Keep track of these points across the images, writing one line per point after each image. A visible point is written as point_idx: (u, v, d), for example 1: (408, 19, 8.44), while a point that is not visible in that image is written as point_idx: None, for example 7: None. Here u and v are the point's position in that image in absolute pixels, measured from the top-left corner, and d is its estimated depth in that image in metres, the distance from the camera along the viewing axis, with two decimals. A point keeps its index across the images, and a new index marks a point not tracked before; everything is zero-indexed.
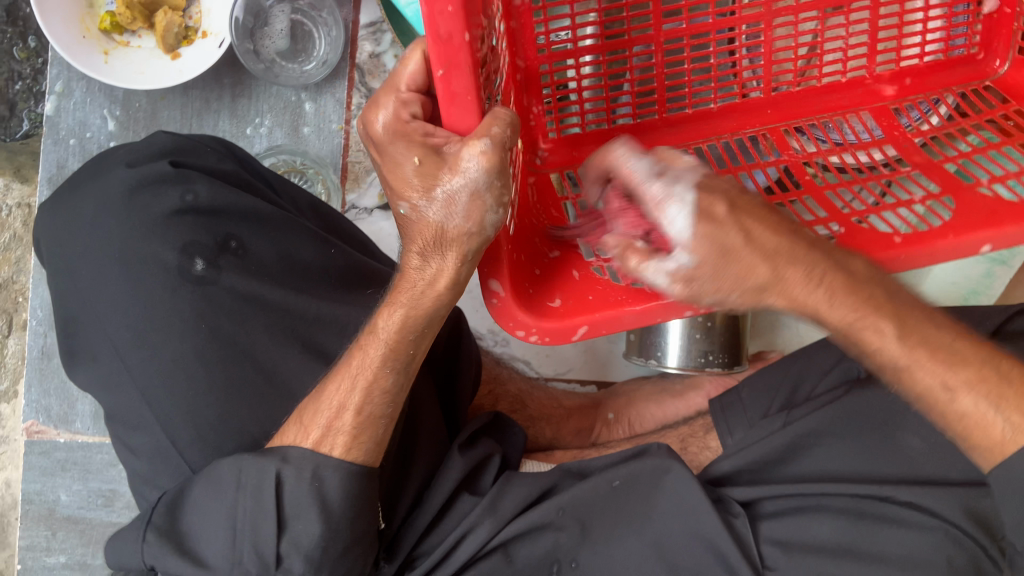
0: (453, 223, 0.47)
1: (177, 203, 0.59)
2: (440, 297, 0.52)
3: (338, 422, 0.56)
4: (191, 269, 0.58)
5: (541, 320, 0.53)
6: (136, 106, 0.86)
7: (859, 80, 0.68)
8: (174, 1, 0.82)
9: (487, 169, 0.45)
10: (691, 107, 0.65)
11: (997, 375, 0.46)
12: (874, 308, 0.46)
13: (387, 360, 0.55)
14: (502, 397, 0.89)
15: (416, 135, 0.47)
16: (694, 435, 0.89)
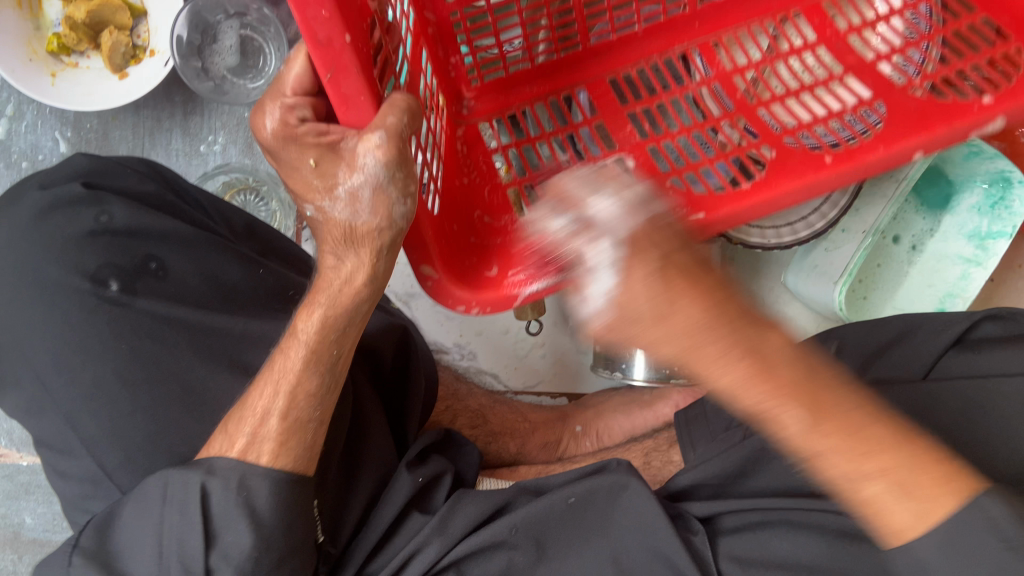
0: (365, 224, 0.47)
1: (91, 224, 0.59)
2: (357, 295, 0.52)
3: (264, 428, 0.55)
4: (106, 291, 0.58)
5: (478, 294, 0.58)
6: (87, 126, 0.85)
7: (806, 28, 0.72)
8: (120, 21, 0.81)
9: (385, 163, 0.45)
10: (616, 35, 0.71)
11: (909, 463, 0.39)
12: (778, 394, 0.38)
13: (309, 364, 0.55)
14: (461, 413, 0.88)
15: (309, 135, 0.46)
16: (657, 449, 0.87)
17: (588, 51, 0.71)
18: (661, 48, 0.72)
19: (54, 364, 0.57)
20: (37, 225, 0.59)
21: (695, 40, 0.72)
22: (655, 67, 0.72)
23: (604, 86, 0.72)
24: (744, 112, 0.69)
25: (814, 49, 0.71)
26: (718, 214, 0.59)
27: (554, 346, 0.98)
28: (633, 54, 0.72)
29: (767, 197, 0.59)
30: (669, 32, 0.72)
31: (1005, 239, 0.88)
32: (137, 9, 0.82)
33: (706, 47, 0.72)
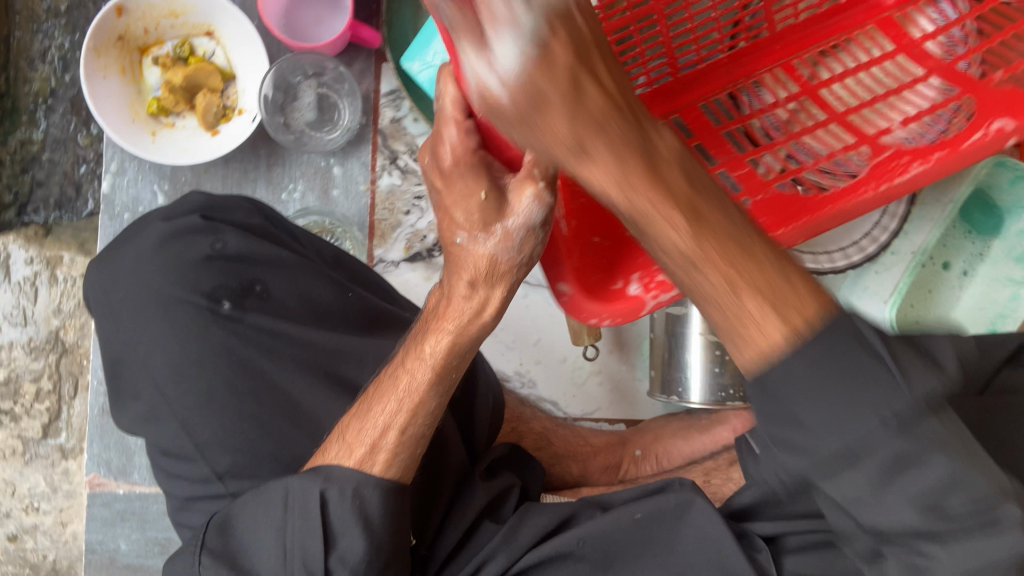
0: (510, 255, 0.53)
1: (207, 250, 0.68)
2: (484, 325, 0.58)
3: (381, 440, 0.60)
4: (219, 308, 0.67)
5: (610, 303, 0.61)
6: (181, 180, 0.94)
7: (880, 40, 0.69)
8: (213, 83, 0.90)
9: (545, 206, 0.51)
10: (703, 62, 0.71)
11: (764, 284, 0.41)
12: (662, 197, 0.40)
13: (433, 387, 0.60)
14: (526, 434, 0.93)
15: (478, 165, 0.51)
16: (717, 468, 0.91)
17: (677, 82, 0.70)
18: (745, 76, 0.71)
19: (171, 377, 0.65)
20: (156, 255, 0.69)
21: (778, 62, 0.70)
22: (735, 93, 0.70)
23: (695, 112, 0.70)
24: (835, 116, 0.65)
25: (891, 55, 0.68)
26: (822, 214, 0.57)
27: (610, 374, 1.03)
28: (719, 79, 0.71)
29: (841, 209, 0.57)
30: (749, 57, 0.71)
31: None
32: (226, 73, 0.91)
33: (788, 66, 0.70)
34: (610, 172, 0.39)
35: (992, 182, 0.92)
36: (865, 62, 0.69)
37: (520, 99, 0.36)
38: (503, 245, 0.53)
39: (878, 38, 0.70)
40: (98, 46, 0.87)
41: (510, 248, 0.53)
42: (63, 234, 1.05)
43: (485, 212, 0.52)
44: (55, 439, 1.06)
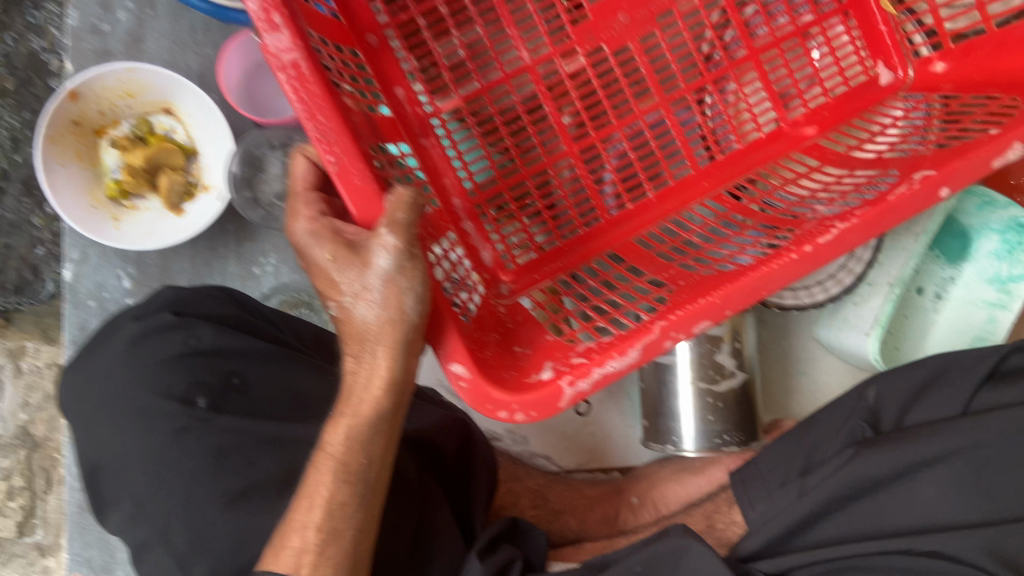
0: (377, 313, 0.55)
1: (182, 346, 0.66)
2: (377, 400, 0.57)
3: (304, 540, 0.58)
4: (194, 409, 0.64)
5: (516, 395, 0.62)
6: (149, 262, 0.91)
7: (808, 160, 0.88)
8: (173, 161, 0.88)
9: (395, 252, 0.55)
10: (632, 204, 0.86)
11: None
12: None
13: (339, 475, 0.59)
14: (522, 494, 0.92)
15: (325, 229, 0.57)
16: (719, 511, 0.89)
17: (609, 223, 0.85)
18: (677, 208, 0.86)
19: (155, 488, 0.62)
20: (132, 357, 0.66)
21: (706, 193, 0.86)
22: (673, 224, 0.85)
23: (634, 246, 0.84)
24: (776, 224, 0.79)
25: (817, 171, 0.86)
26: (743, 280, 0.64)
27: (602, 424, 1.02)
28: (651, 217, 0.85)
29: (807, 256, 0.65)
30: (682, 194, 0.86)
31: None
32: (187, 150, 0.89)
33: (719, 196, 0.86)
34: None
35: (959, 207, 0.95)
36: (793, 179, 0.86)
37: None
38: (374, 308, 0.55)
39: (806, 161, 0.88)
40: (51, 134, 0.83)
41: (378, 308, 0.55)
42: (24, 322, 1.01)
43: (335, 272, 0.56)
44: (31, 536, 1.03)
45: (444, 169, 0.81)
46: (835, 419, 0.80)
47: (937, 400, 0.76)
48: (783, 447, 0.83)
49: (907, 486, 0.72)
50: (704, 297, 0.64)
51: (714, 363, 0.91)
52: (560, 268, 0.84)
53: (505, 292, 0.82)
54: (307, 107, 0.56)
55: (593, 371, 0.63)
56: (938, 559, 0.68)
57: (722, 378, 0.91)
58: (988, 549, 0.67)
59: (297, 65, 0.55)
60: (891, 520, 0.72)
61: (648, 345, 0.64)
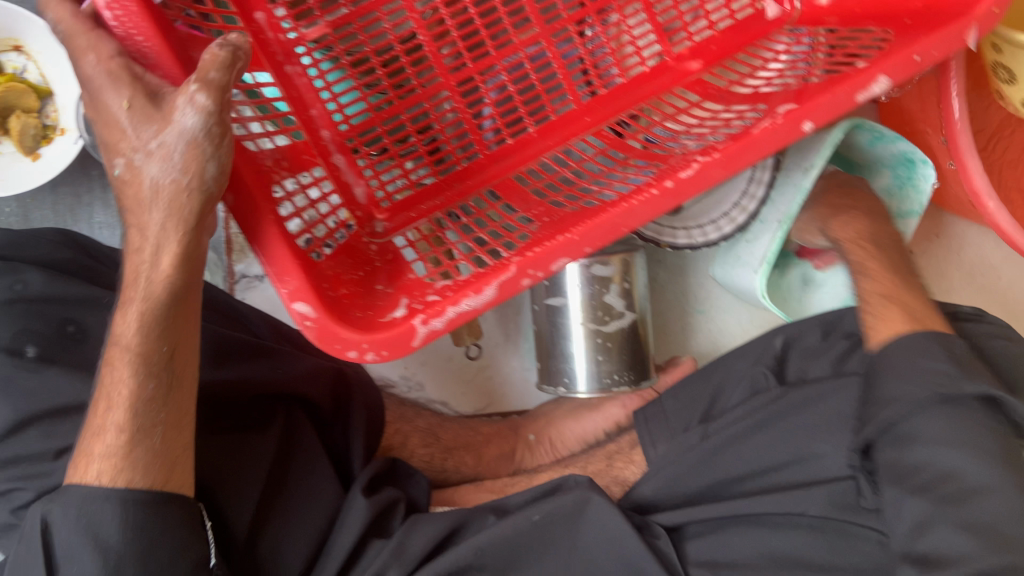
0: (170, 172, 0.52)
1: (7, 293, 0.61)
2: (168, 280, 0.55)
3: (111, 440, 0.57)
4: (23, 358, 0.59)
5: (369, 334, 0.62)
6: (5, 211, 0.86)
7: (687, 93, 0.87)
8: (27, 104, 0.83)
9: (202, 112, 0.51)
10: (512, 138, 0.85)
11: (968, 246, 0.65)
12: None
13: (138, 368, 0.57)
14: (412, 434, 0.87)
15: (124, 69, 0.53)
16: (620, 451, 0.92)
17: (488, 158, 0.84)
18: (557, 143, 0.85)
19: None
20: None
21: (586, 127, 0.85)
22: (550, 161, 0.85)
23: (512, 184, 0.84)
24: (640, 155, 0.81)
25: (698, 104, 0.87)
26: (598, 219, 0.65)
27: (499, 368, 1.01)
28: (531, 152, 0.85)
29: (659, 196, 0.65)
30: (563, 128, 0.85)
31: (914, 218, 0.93)
32: (41, 91, 0.84)
33: (599, 131, 0.86)
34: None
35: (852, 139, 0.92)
36: (676, 114, 0.86)
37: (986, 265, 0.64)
38: (166, 167, 0.52)
39: (688, 96, 0.88)
40: None
41: (171, 163, 0.52)
42: None
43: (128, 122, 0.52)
44: None
45: (311, 99, 0.78)
46: (743, 368, 0.87)
47: (839, 353, 0.83)
48: (687, 396, 0.89)
49: (798, 442, 0.77)
50: (562, 235, 0.65)
51: (603, 304, 0.90)
52: (437, 206, 0.84)
53: (380, 230, 0.83)
54: (124, 24, 0.54)
55: (448, 310, 0.64)
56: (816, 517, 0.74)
57: (611, 318, 0.90)
58: (860, 500, 0.73)
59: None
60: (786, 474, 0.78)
61: (503, 283, 0.65)
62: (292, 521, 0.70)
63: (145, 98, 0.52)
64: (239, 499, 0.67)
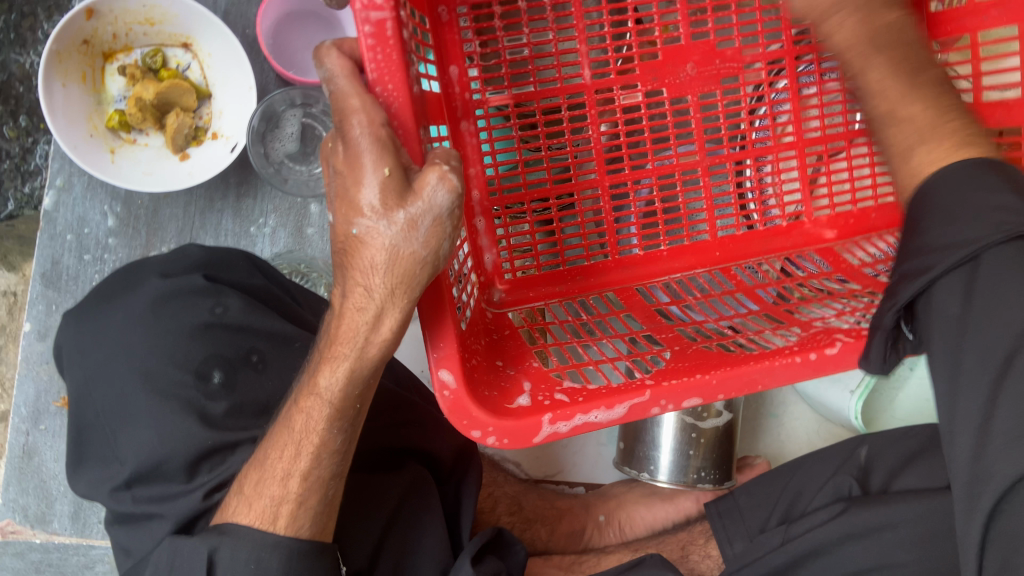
0: (410, 246, 0.47)
1: (206, 315, 0.60)
2: (384, 343, 0.51)
3: (284, 491, 0.55)
4: (208, 386, 0.59)
5: (499, 418, 0.57)
6: (138, 204, 0.84)
7: (823, 262, 0.79)
8: (186, 103, 0.81)
9: (453, 193, 0.47)
10: (642, 250, 0.79)
11: (936, 121, 0.47)
12: (929, 105, 0.47)
13: (329, 419, 0.53)
14: (501, 499, 0.88)
15: (379, 138, 0.47)
16: (693, 542, 0.92)
17: (615, 262, 0.79)
18: (684, 268, 0.79)
19: (152, 461, 0.57)
20: (151, 320, 0.60)
21: (717, 263, 0.80)
22: (677, 283, 0.79)
23: (632, 297, 0.78)
24: (770, 309, 0.72)
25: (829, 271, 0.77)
26: (747, 368, 0.60)
27: (577, 437, 1.00)
28: (657, 270, 0.79)
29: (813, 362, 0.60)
30: (691, 255, 0.80)
31: None
32: (201, 91, 0.83)
33: (726, 268, 0.80)
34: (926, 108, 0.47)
35: None
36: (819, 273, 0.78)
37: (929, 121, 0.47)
38: (406, 239, 0.47)
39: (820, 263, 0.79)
40: (59, 49, 0.76)
41: (410, 238, 0.47)
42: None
43: (375, 192, 0.46)
44: None
45: (472, 158, 0.75)
46: (823, 473, 0.86)
47: (926, 467, 0.82)
48: (763, 494, 0.89)
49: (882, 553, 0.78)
50: (699, 372, 0.60)
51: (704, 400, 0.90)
52: (554, 294, 0.78)
53: (496, 300, 0.77)
54: (381, 71, 0.51)
55: (575, 416, 0.58)
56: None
57: (709, 416, 0.90)
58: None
59: (383, 25, 0.50)
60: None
61: (635, 405, 0.59)
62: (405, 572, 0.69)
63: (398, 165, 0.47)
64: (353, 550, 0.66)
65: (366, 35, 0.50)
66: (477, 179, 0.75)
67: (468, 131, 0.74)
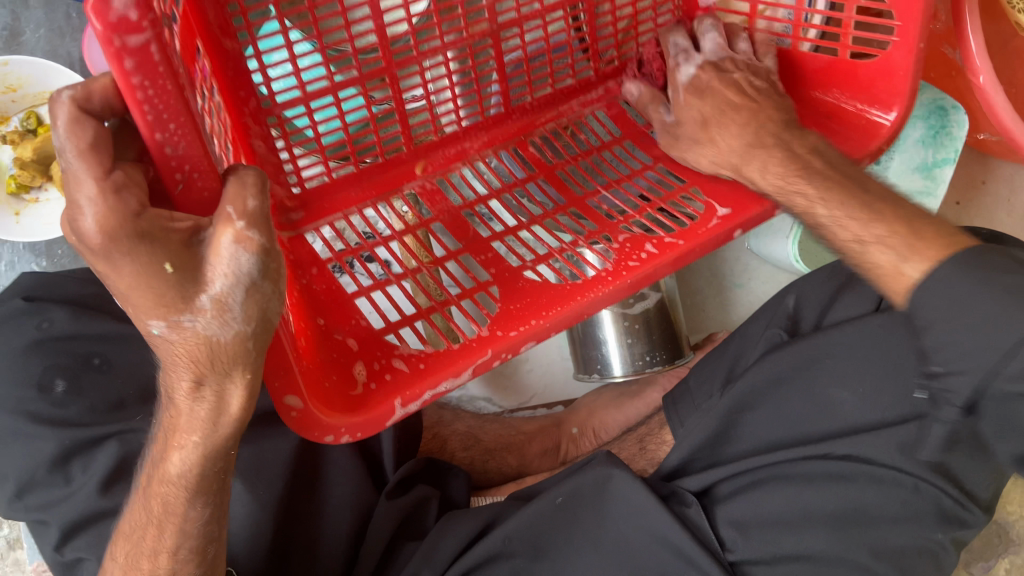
0: (229, 330, 0.42)
1: (34, 332, 0.65)
2: (230, 424, 0.47)
3: (155, 565, 0.55)
4: (52, 394, 0.64)
5: (350, 415, 0.58)
6: (58, 254, 0.92)
7: (609, 124, 0.81)
8: None
9: (257, 254, 0.41)
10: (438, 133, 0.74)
11: (243, 353, 0.43)
12: (231, 346, 0.42)
13: (193, 490, 0.51)
14: (451, 437, 0.90)
15: (160, 221, 0.39)
16: (651, 434, 0.90)
17: (410, 154, 0.74)
18: (483, 146, 0.77)
19: (26, 471, 0.62)
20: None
21: (513, 137, 0.78)
22: (481, 169, 0.76)
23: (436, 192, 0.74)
24: (575, 202, 0.72)
25: (619, 142, 0.79)
26: (573, 304, 0.63)
27: (540, 361, 1.00)
28: (456, 151, 0.76)
29: (624, 286, 0.64)
30: (490, 129, 0.77)
31: (951, 165, 0.89)
32: None
33: (523, 142, 0.78)
34: (224, 339, 0.42)
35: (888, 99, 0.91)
36: (599, 146, 0.79)
37: (249, 296, 0.42)
38: (225, 325, 0.42)
39: (607, 124, 0.81)
40: None
41: (230, 322, 0.42)
42: None
43: (169, 291, 0.39)
44: None
45: (242, 82, 0.62)
46: (757, 330, 0.84)
47: (858, 295, 0.78)
48: (708, 369, 0.87)
49: (817, 392, 0.76)
50: (535, 319, 0.62)
51: (627, 287, 0.89)
52: (354, 198, 0.72)
53: (293, 220, 0.70)
54: (156, 108, 0.38)
55: (423, 391, 0.60)
56: (853, 461, 0.73)
57: (636, 300, 0.89)
58: (900, 449, 0.71)
59: (147, 50, 0.36)
60: (810, 426, 0.76)
61: (479, 366, 0.61)
62: (325, 518, 0.71)
63: (181, 234, 0.40)
64: (263, 493, 0.68)
65: (126, 71, 0.36)
66: (249, 107, 0.63)
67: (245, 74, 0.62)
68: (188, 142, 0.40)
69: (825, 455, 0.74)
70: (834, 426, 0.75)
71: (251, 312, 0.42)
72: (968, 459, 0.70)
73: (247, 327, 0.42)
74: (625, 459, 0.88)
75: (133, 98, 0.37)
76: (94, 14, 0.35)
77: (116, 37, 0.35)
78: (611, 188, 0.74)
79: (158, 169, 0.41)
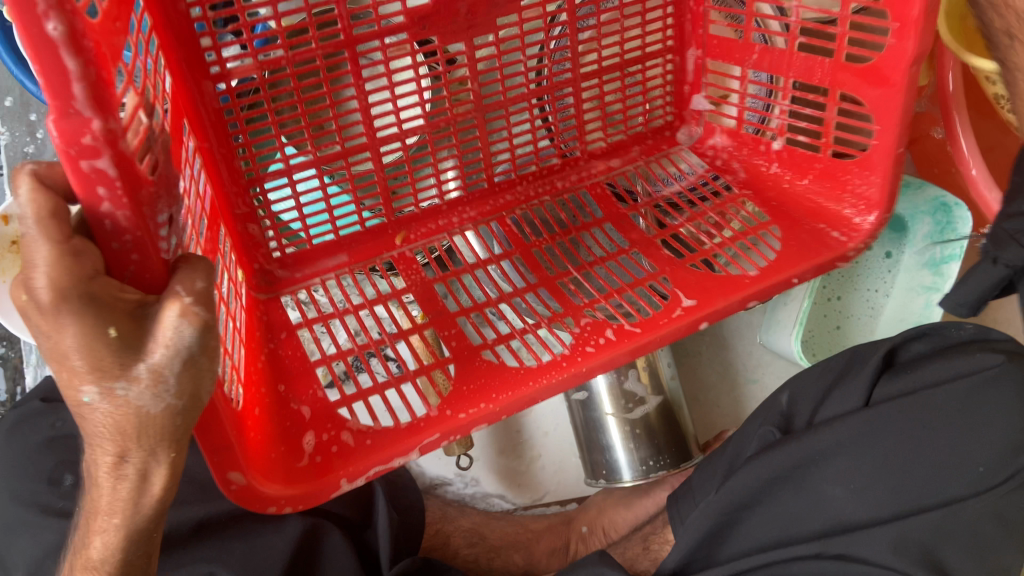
0: (161, 402, 0.41)
1: (49, 431, 0.73)
2: (152, 499, 0.46)
3: None
4: (59, 487, 0.70)
5: (287, 487, 0.59)
6: None
7: (596, 207, 0.82)
8: None
9: (202, 329, 0.40)
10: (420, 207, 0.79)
11: (170, 429, 0.42)
12: (157, 420, 0.41)
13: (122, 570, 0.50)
14: (455, 533, 0.92)
15: (112, 294, 0.39)
16: (654, 532, 0.89)
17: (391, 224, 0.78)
18: (472, 217, 0.80)
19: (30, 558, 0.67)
20: (18, 445, 0.72)
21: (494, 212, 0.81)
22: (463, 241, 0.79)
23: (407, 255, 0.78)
24: (545, 282, 0.73)
25: (601, 224, 0.79)
26: (520, 395, 0.64)
27: (553, 458, 1.01)
28: (439, 222, 0.80)
29: (567, 374, 0.64)
30: (478, 200, 0.81)
31: (957, 261, 0.90)
32: None
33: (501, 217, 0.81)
34: (142, 417, 0.41)
35: None
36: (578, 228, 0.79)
37: (180, 375, 0.41)
38: (157, 395, 0.41)
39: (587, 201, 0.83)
40: None
41: (163, 393, 0.41)
42: None
43: (108, 355, 0.38)
44: None
45: (213, 134, 0.65)
46: (752, 429, 0.81)
47: (853, 388, 0.74)
48: (707, 469, 0.84)
49: (812, 490, 0.72)
50: (484, 402, 0.63)
51: (625, 392, 0.89)
52: (333, 265, 0.77)
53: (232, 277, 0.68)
54: (116, 224, 0.39)
55: (371, 467, 0.61)
56: (846, 561, 0.68)
57: (636, 404, 0.90)
58: (894, 547, 0.66)
59: (105, 174, 0.38)
60: (800, 527, 0.71)
61: (427, 446, 0.61)
62: None
63: (130, 303, 0.40)
64: None
65: (96, 195, 0.38)
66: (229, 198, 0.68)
67: (206, 91, 0.63)
68: (140, 249, 0.40)
69: (816, 554, 0.69)
70: (826, 525, 0.70)
71: (179, 389, 0.41)
72: (959, 554, 0.68)
73: (176, 404, 0.42)
74: (628, 559, 0.88)
75: (91, 206, 0.39)
76: (54, 123, 0.36)
77: (78, 157, 0.37)
78: (583, 269, 0.74)
79: (112, 266, 0.40)
